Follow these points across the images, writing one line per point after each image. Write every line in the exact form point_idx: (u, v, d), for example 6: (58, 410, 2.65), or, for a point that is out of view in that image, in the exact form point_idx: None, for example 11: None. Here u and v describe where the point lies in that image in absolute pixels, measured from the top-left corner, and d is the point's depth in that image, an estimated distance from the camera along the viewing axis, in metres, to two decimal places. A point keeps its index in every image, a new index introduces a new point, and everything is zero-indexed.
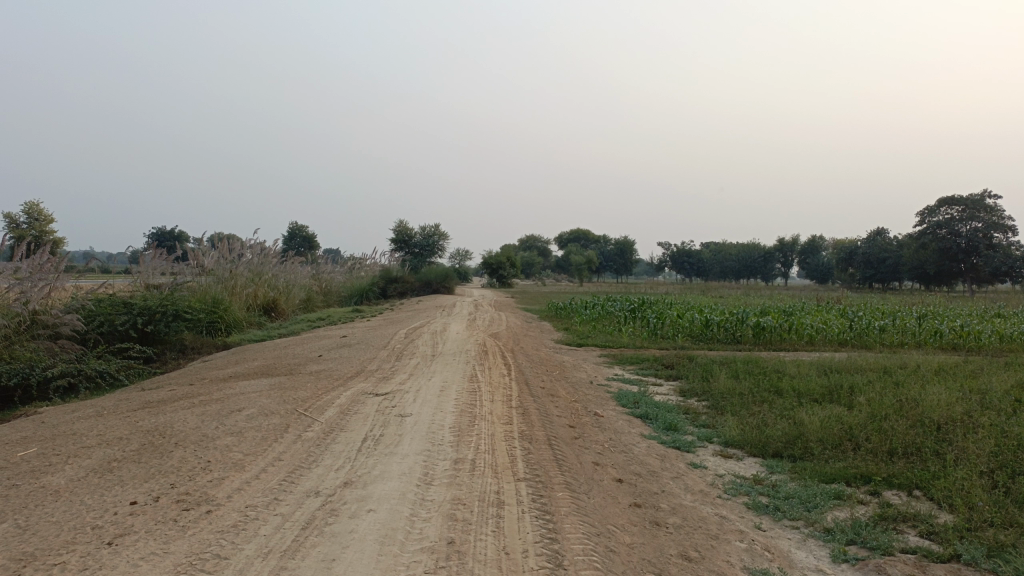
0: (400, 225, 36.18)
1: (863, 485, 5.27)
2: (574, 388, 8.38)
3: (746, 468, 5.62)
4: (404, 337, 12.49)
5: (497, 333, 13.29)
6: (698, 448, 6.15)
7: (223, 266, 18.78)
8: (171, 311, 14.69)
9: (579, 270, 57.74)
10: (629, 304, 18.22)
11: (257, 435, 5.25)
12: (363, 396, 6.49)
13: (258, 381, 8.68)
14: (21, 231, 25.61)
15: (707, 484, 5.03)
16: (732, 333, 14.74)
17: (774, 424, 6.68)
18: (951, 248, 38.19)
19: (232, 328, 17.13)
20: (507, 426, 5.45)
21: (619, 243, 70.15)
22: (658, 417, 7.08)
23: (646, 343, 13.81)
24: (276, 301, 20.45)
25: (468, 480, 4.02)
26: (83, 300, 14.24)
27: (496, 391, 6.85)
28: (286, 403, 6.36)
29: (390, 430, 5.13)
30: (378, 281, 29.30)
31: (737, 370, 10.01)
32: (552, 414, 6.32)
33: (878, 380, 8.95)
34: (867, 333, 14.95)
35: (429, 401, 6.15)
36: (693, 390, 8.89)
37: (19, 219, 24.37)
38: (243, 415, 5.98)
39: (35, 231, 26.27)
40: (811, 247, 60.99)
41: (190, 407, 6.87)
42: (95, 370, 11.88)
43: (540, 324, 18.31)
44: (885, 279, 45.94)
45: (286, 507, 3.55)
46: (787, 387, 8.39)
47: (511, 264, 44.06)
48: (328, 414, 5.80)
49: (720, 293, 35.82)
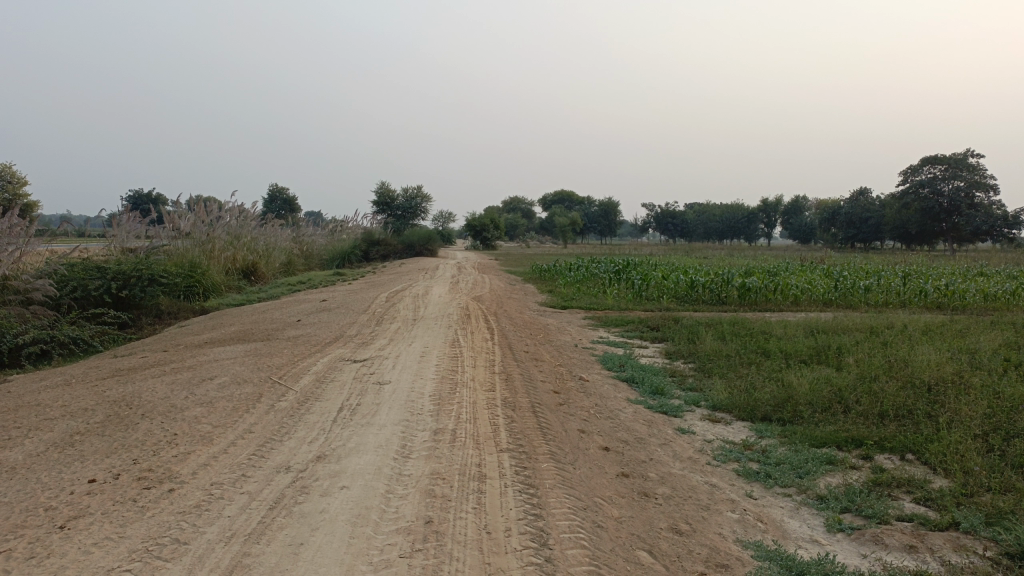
0: (382, 187, 35.67)
1: (855, 449, 5.13)
2: (558, 352, 8.19)
3: (735, 433, 5.46)
4: (385, 301, 12.22)
5: (480, 296, 13.07)
6: (686, 412, 5.99)
7: (200, 230, 18.35)
8: (146, 275, 14.33)
9: (563, 231, 57.47)
10: (613, 265, 18.03)
11: (227, 405, 5.02)
12: (340, 363, 6.27)
13: (234, 348, 8.42)
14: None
15: (695, 450, 4.87)
16: (717, 294, 14.61)
17: (763, 387, 6.53)
18: (933, 208, 38.23)
19: (211, 292, 16.79)
20: (489, 393, 5.25)
21: (603, 204, 69.81)
22: (644, 380, 6.91)
23: (631, 305, 13.65)
24: (256, 264, 20.09)
25: (447, 452, 3.82)
26: (54, 264, 13.86)
27: (479, 357, 6.65)
28: (260, 371, 6.13)
29: (367, 399, 4.92)
30: (360, 244, 28.93)
31: (724, 331, 9.86)
32: (536, 379, 6.13)
33: (866, 341, 8.83)
34: (852, 293, 14.87)
35: (409, 368, 5.94)
36: (679, 352, 8.73)
37: None
38: (215, 384, 5.75)
39: (8, 195, 25.65)
40: (794, 207, 60.94)
41: (161, 375, 6.62)
42: (68, 336, 11.56)
43: (523, 286, 18.11)
44: (868, 238, 46.07)
45: (253, 484, 3.34)
46: (775, 348, 8.25)
47: (495, 226, 43.70)
48: (303, 382, 5.58)
49: (704, 253, 35.72)
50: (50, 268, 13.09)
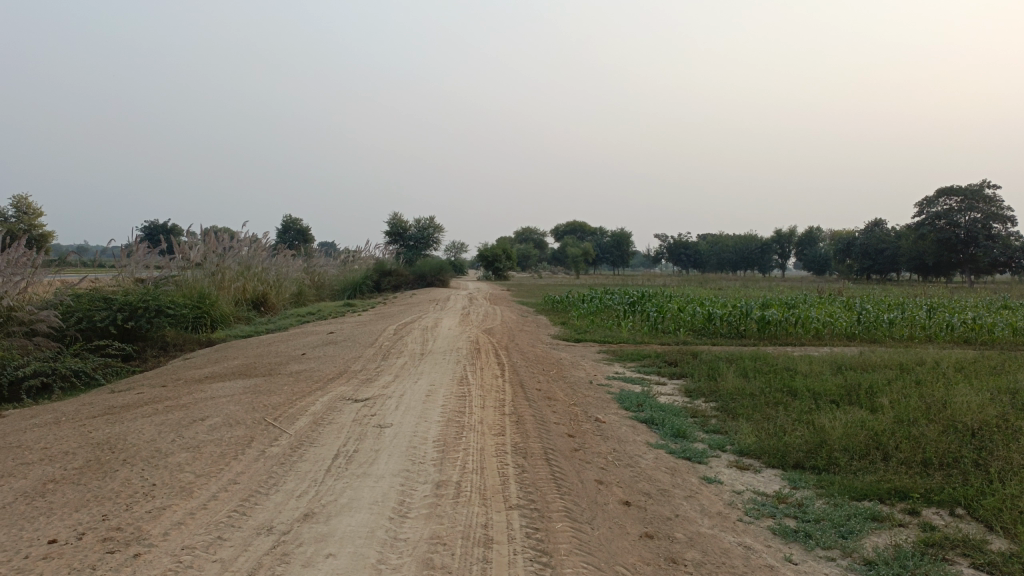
0: (394, 218, 35.51)
1: (899, 504, 4.68)
2: (573, 390, 7.78)
3: (766, 483, 5.03)
4: (393, 333, 11.86)
5: (491, 329, 12.68)
6: (711, 458, 5.56)
7: (210, 260, 18.12)
8: (153, 306, 14.05)
9: (576, 262, 57.13)
10: (628, 296, 17.63)
11: (215, 451, 4.63)
12: (340, 403, 5.87)
13: (234, 383, 8.06)
14: (9, 225, 25.01)
15: (725, 504, 4.44)
16: (735, 327, 14.17)
17: (793, 430, 6.09)
18: (950, 240, 37.66)
19: (219, 323, 16.49)
20: (498, 438, 4.85)
21: (616, 235, 69.38)
22: (665, 422, 6.49)
23: (646, 338, 13.24)
24: (266, 295, 19.79)
25: (451, 510, 3.41)
26: (60, 295, 13.60)
27: (488, 396, 6.25)
28: (255, 411, 5.75)
29: (365, 445, 4.52)
30: (372, 274, 28.64)
31: (746, 367, 9.42)
32: (549, 421, 5.72)
33: (898, 379, 8.36)
34: (876, 327, 14.38)
35: (413, 409, 5.54)
36: (700, 390, 8.29)
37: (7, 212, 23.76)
38: (206, 426, 5.37)
39: (24, 225, 25.67)
40: (809, 238, 60.38)
41: (153, 414, 6.25)
42: (71, 368, 11.24)
43: (536, 318, 17.72)
44: (884, 270, 45.47)
45: (229, 551, 2.95)
46: (802, 386, 7.80)
47: (507, 257, 43.43)
48: (300, 424, 5.20)
49: (717, 285, 35.25)
50: (55, 298, 12.84)
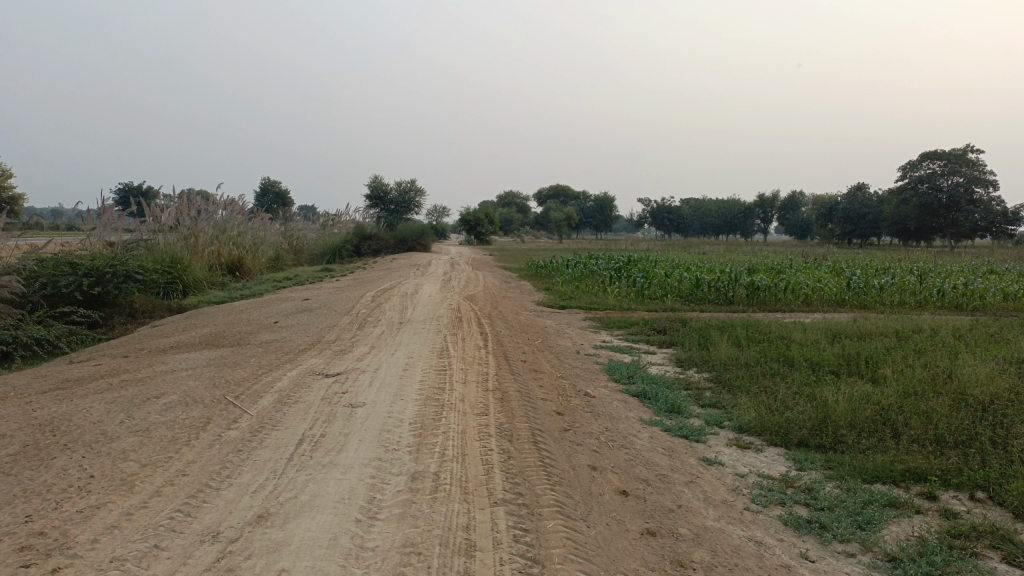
0: (375, 181, 34.78)
1: (915, 487, 4.33)
2: (560, 361, 7.37)
3: (770, 464, 4.67)
4: (370, 301, 11.37)
5: (473, 296, 12.22)
6: (709, 436, 5.18)
7: (183, 224, 17.43)
8: (121, 272, 13.40)
9: (558, 226, 56.59)
10: (613, 261, 17.20)
11: (166, 435, 4.17)
12: (310, 378, 5.41)
13: (199, 355, 7.56)
14: None
15: (730, 490, 4.05)
16: (724, 293, 13.82)
17: (795, 405, 5.72)
18: (932, 204, 37.43)
19: (192, 289, 15.90)
20: (482, 419, 4.43)
21: (599, 199, 68.73)
22: (658, 396, 6.09)
23: (633, 305, 12.85)
24: (242, 260, 19.15)
25: (427, 510, 2.99)
26: (22, 259, 12.94)
27: (470, 370, 5.82)
28: (216, 388, 5.27)
29: (333, 428, 4.07)
30: (352, 238, 27.97)
31: (739, 334, 9.04)
32: (536, 398, 5.30)
33: (897, 348, 8.01)
34: (866, 292, 14.07)
35: (388, 385, 5.10)
36: (693, 360, 7.91)
37: None
38: (160, 405, 4.89)
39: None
40: (791, 202, 60.05)
41: (107, 390, 5.76)
42: (33, 337, 10.64)
43: (519, 284, 17.27)
44: (865, 234, 45.37)
45: (165, 566, 2.50)
46: (799, 356, 7.44)
47: (489, 221, 42.85)
48: (263, 404, 4.73)
49: (701, 249, 34.89)
50: (17, 263, 12.21)
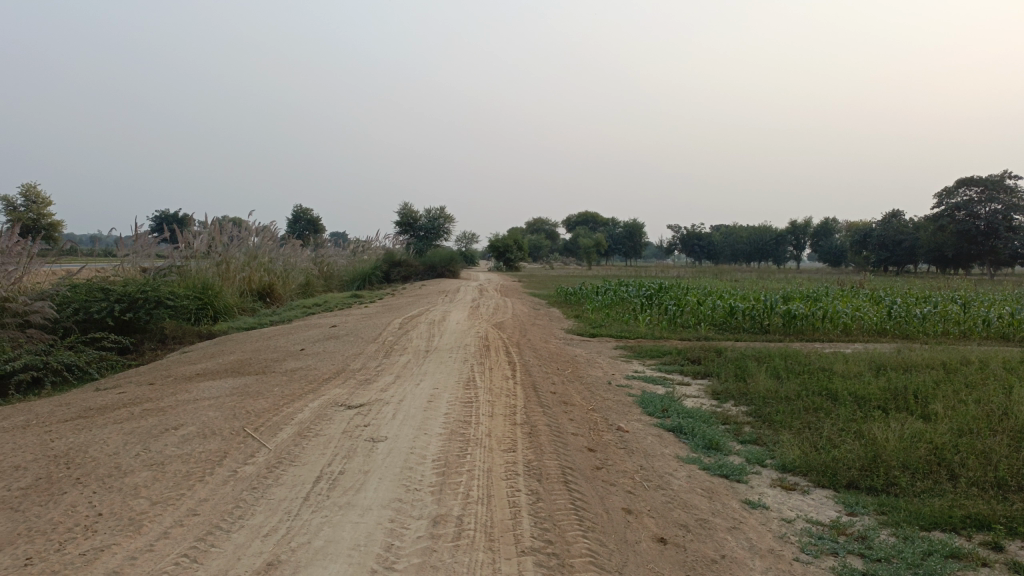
0: (404, 208, 34.93)
1: (977, 535, 4.01)
2: (591, 392, 7.12)
3: (818, 508, 4.37)
4: (398, 328, 11.21)
5: (501, 323, 12.01)
6: (750, 476, 4.90)
7: (215, 250, 17.49)
8: (152, 297, 13.41)
9: (587, 252, 56.35)
10: (644, 288, 16.92)
11: (181, 470, 4.00)
12: (332, 409, 5.22)
13: (223, 383, 7.42)
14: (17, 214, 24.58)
15: (776, 538, 3.77)
16: (759, 322, 13.47)
17: (842, 442, 5.41)
18: (970, 231, 36.63)
19: (222, 315, 15.90)
20: (510, 457, 4.19)
21: (629, 226, 68.44)
22: (695, 431, 5.81)
23: (665, 333, 12.55)
24: (272, 286, 19.17)
25: (450, 560, 2.76)
26: (55, 285, 13.03)
27: (497, 402, 5.59)
28: (236, 419, 5.10)
29: (352, 464, 3.86)
30: (382, 264, 27.98)
31: (777, 365, 8.72)
32: (567, 432, 5.06)
33: (945, 381, 7.64)
34: (907, 322, 13.64)
35: (412, 418, 4.88)
36: (729, 392, 7.61)
37: (14, 201, 23.30)
38: (177, 436, 4.72)
39: (32, 215, 25.24)
40: (824, 229, 59.25)
41: (127, 420, 5.62)
42: (62, 362, 10.63)
43: (548, 311, 17.06)
44: (901, 262, 44.46)
45: None
46: (842, 389, 7.11)
47: (518, 248, 42.79)
48: (282, 436, 4.55)
49: (732, 276, 34.40)
50: (50, 289, 12.29)
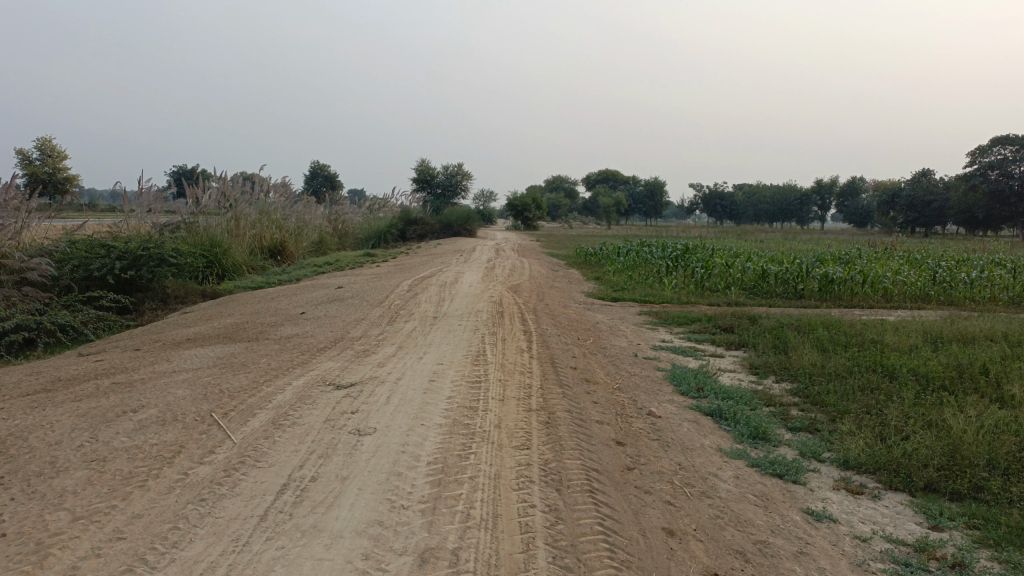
0: (421, 164, 34.05)
1: None
2: (616, 367, 6.36)
3: (896, 522, 3.62)
4: (406, 290, 10.47)
5: (518, 286, 11.24)
6: (808, 475, 4.14)
7: (225, 205, 16.72)
8: (155, 255, 12.69)
9: (606, 211, 55.22)
10: (669, 248, 16.06)
11: (123, 470, 3.28)
12: (317, 391, 4.49)
13: (210, 352, 6.73)
14: (31, 168, 23.98)
15: (856, 569, 3.01)
16: (792, 286, 12.63)
17: (912, 435, 4.62)
18: (1003, 191, 35.11)
19: (230, 273, 15.21)
20: (522, 457, 3.44)
21: (649, 184, 66.99)
22: (737, 415, 5.05)
23: (693, 297, 11.72)
24: (284, 243, 18.43)
25: None
26: (54, 241, 12.36)
27: (510, 382, 4.83)
28: (206, 401, 4.38)
29: (328, 468, 3.13)
30: (398, 222, 27.18)
31: (819, 336, 7.92)
32: (590, 421, 4.31)
33: (1013, 357, 6.80)
34: (952, 287, 12.73)
35: (408, 403, 4.14)
36: (770, 367, 6.82)
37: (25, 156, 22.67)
38: (132, 423, 4.01)
39: (46, 170, 24.63)
40: (850, 189, 57.48)
41: (91, 397, 4.92)
42: (57, 323, 9.94)
43: (567, 273, 16.25)
44: (929, 223, 42.92)
45: None
46: (901, 365, 6.30)
47: (537, 206, 41.90)
48: (253, 426, 3.82)
49: (756, 237, 33.22)
50: (48, 245, 11.57)
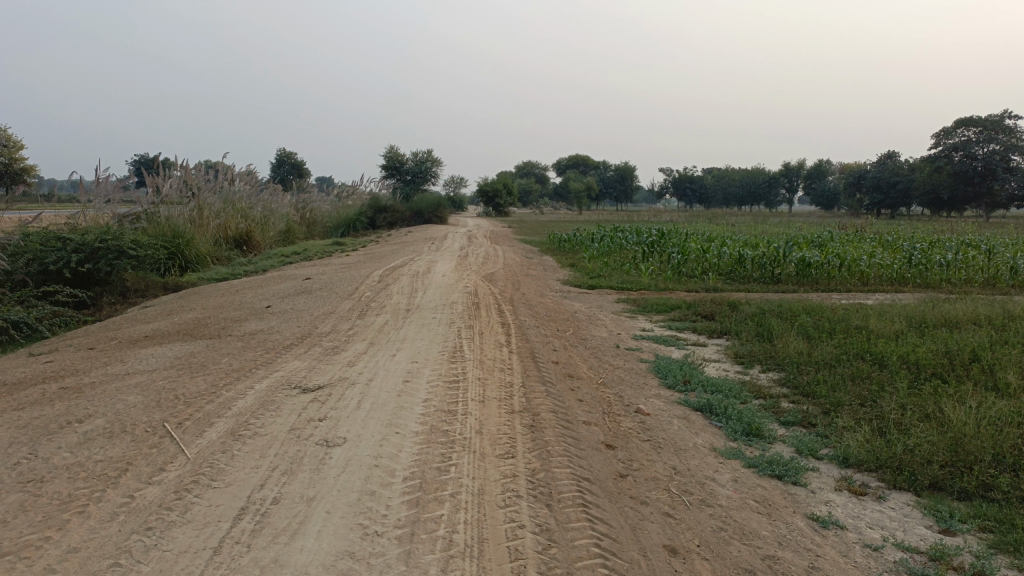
0: (389, 151, 33.49)
1: None
2: (598, 359, 6.09)
3: (907, 526, 3.39)
4: (377, 281, 10.12)
5: (492, 275, 10.94)
6: (808, 475, 3.91)
7: (187, 194, 16.13)
8: (114, 247, 12.13)
9: (578, 197, 54.96)
10: (644, 233, 15.84)
11: (62, 494, 2.93)
12: (281, 395, 4.16)
13: (168, 351, 6.34)
14: None
15: None
16: (769, 271, 12.46)
17: (912, 428, 4.41)
18: (967, 171, 35.38)
19: (194, 265, 14.68)
20: (507, 468, 3.14)
21: (620, 169, 66.82)
22: (727, 409, 4.81)
23: (670, 284, 11.50)
24: (250, 233, 17.89)
25: None
26: (7, 233, 11.77)
27: (490, 381, 4.53)
28: (159, 408, 4.02)
29: (292, 488, 2.81)
30: (367, 209, 26.67)
31: (803, 322, 7.71)
32: (576, 421, 4.03)
33: (1001, 342, 6.65)
34: (927, 269, 12.67)
35: (380, 408, 3.82)
36: (755, 356, 6.61)
37: None
38: (77, 436, 3.65)
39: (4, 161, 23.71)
40: (818, 172, 57.71)
41: (34, 405, 4.53)
42: (9, 320, 9.41)
43: (542, 260, 15.97)
44: (895, 205, 43.06)
45: None
46: (891, 353, 6.11)
47: (508, 192, 41.45)
48: (211, 437, 3.48)
49: (728, 222, 33.02)
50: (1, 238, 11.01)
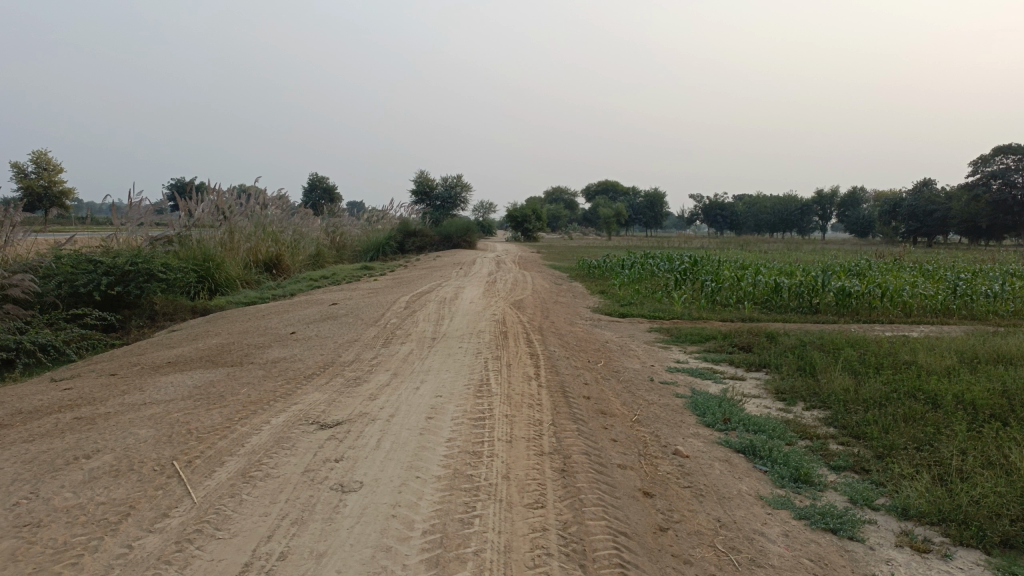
0: (419, 176, 33.56)
1: None
2: (632, 394, 5.79)
3: None
4: (403, 308, 9.91)
5: (521, 302, 10.69)
6: (865, 529, 3.58)
7: (218, 217, 16.14)
8: (144, 270, 12.09)
9: (607, 223, 54.61)
10: (676, 260, 15.50)
11: (57, 541, 2.71)
12: (297, 431, 3.93)
13: (188, 379, 6.17)
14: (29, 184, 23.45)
15: None
16: (807, 301, 12.05)
17: (976, 477, 4.05)
18: (1006, 200, 34.46)
19: (223, 288, 14.64)
20: (536, 521, 2.87)
21: (649, 195, 66.44)
22: (772, 452, 4.49)
23: (704, 313, 11.16)
24: (279, 257, 17.87)
25: None
26: (39, 256, 11.80)
27: (518, 418, 4.27)
28: (170, 444, 3.82)
29: (301, 542, 2.57)
30: (396, 234, 26.63)
31: (846, 356, 7.34)
32: (611, 465, 3.75)
33: None
34: (972, 299, 12.17)
35: (400, 448, 3.58)
36: (798, 392, 6.26)
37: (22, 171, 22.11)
38: (82, 474, 3.45)
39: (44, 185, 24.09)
40: (852, 199, 56.79)
41: (43, 437, 4.35)
42: (37, 343, 9.34)
43: (571, 287, 15.69)
44: (931, 233, 42.18)
45: None
46: (944, 391, 5.73)
47: (537, 218, 41.26)
48: (220, 479, 3.25)
49: (760, 249, 32.41)
50: (34, 261, 11.03)
